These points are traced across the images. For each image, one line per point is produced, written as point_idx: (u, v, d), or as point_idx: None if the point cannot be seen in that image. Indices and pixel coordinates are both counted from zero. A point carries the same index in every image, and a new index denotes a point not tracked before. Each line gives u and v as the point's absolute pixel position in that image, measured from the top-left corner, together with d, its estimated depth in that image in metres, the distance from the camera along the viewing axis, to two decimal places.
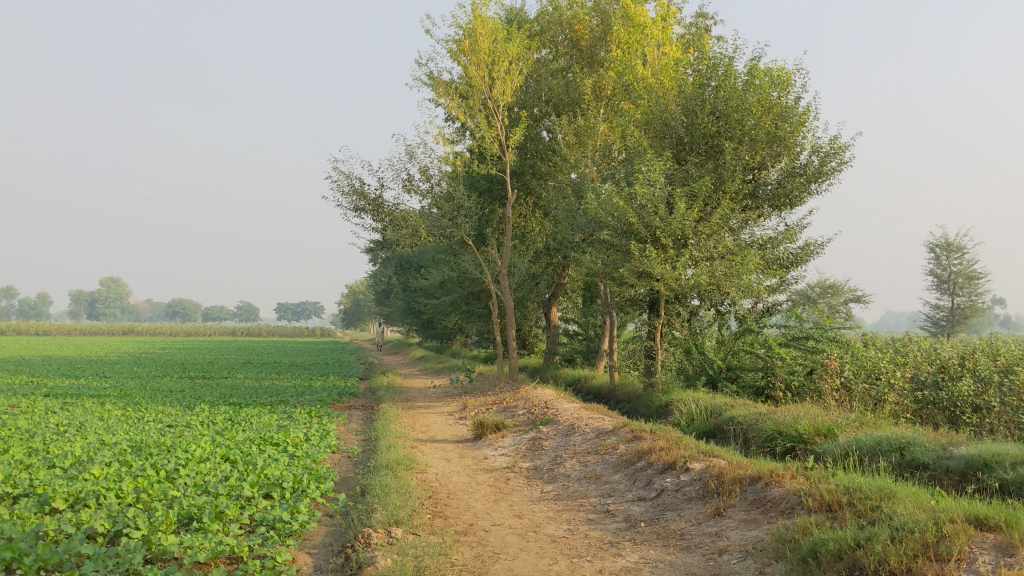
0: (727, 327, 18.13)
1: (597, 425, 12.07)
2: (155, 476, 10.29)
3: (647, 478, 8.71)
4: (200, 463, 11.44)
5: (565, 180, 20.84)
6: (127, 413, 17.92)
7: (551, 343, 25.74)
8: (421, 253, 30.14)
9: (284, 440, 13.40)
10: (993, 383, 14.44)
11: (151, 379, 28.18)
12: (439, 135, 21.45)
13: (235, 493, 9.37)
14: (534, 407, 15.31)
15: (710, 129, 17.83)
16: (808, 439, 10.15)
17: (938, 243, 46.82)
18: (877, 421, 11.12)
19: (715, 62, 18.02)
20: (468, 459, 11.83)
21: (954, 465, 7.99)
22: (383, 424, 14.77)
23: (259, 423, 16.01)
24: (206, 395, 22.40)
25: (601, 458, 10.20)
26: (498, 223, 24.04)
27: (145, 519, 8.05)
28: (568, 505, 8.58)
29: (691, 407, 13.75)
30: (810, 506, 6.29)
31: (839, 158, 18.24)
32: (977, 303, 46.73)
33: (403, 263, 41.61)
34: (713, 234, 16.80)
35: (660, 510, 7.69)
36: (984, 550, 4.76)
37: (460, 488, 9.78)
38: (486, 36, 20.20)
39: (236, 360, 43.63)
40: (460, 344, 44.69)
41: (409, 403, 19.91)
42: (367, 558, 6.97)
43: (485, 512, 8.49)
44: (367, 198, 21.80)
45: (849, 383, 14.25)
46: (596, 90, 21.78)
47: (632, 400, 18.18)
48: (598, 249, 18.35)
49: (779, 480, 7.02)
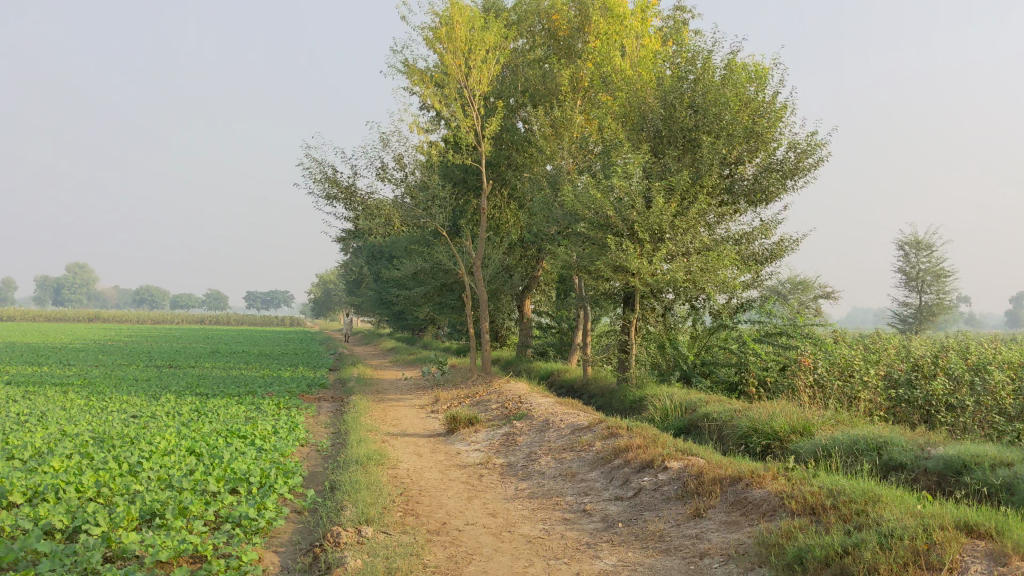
0: (702, 322, 18.38)
1: (572, 420, 11.90)
2: (117, 470, 9.99)
3: (623, 476, 8.55)
4: (164, 456, 11.14)
5: (541, 172, 20.69)
6: (90, 403, 17.51)
7: (525, 335, 25.64)
8: (394, 243, 29.84)
9: (251, 433, 13.11)
10: (966, 382, 14.44)
11: (117, 368, 27.69)
12: (414, 124, 21.09)
13: (200, 488, 9.11)
14: (507, 402, 15.13)
15: (688, 124, 17.65)
16: (784, 437, 10.02)
17: (907, 240, 47.21)
18: (854, 420, 11.04)
19: (694, 54, 17.89)
20: (440, 454, 11.61)
21: (932, 466, 7.89)
22: (353, 417, 14.52)
23: (226, 415, 15.70)
24: (172, 385, 22.00)
25: (577, 455, 10.01)
26: (472, 215, 23.70)
27: (105, 515, 7.78)
28: (544, 504, 8.39)
29: (667, 403, 13.59)
30: (792, 508, 6.14)
31: (816, 155, 18.18)
32: (944, 301, 47.10)
33: (375, 253, 41.31)
34: (689, 229, 16.66)
35: (638, 510, 7.52)
36: (975, 558, 4.63)
37: (433, 484, 9.56)
38: (462, 24, 19.89)
39: (204, 349, 43.11)
40: (433, 335, 44.47)
41: (379, 395, 19.66)
42: (336, 558, 6.74)
43: (458, 511, 8.28)
44: (340, 186, 21.29)
45: (822, 380, 14.16)
46: (573, 82, 21.65)
47: (606, 394, 18.03)
48: (574, 242, 18.15)
49: (760, 481, 6.87)
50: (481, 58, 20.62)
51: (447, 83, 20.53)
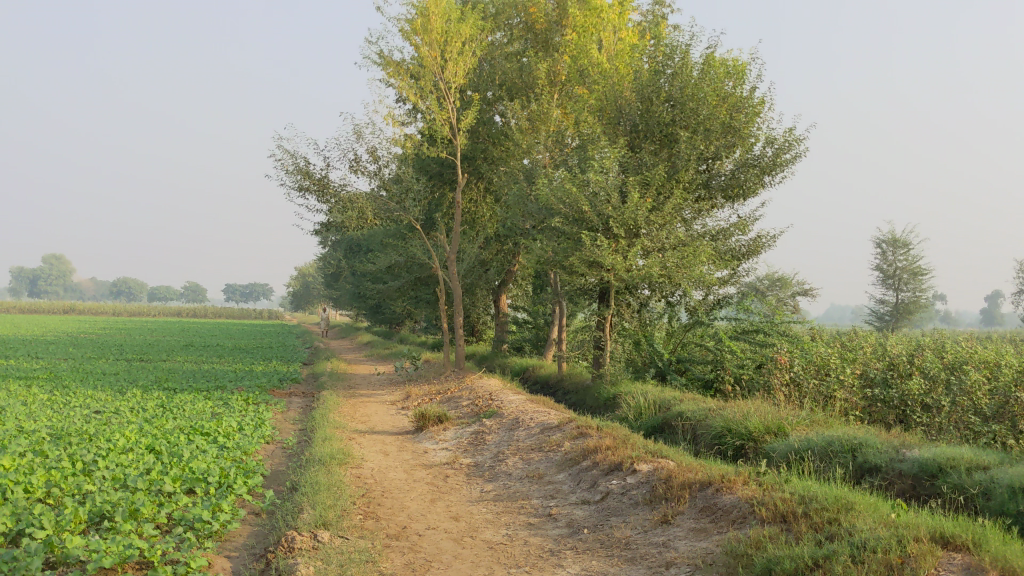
0: (678, 318, 17.93)
1: (542, 418, 11.65)
2: (70, 469, 9.63)
3: (591, 479, 8.30)
4: (121, 454, 10.78)
5: (517, 166, 20.33)
6: (53, 397, 17.10)
7: (501, 331, 25.43)
8: (370, 236, 29.56)
9: (215, 429, 12.76)
10: (941, 381, 14.27)
11: (85, 360, 27.20)
12: (389, 115, 20.75)
13: (155, 488, 8.79)
14: (478, 399, 14.86)
15: (665, 118, 17.45)
16: (758, 437, 9.81)
17: (885, 238, 47.29)
18: (828, 420, 10.83)
19: (671, 48, 17.56)
20: (407, 453, 11.33)
21: (907, 469, 7.68)
22: (321, 414, 14.20)
23: (192, 410, 15.33)
24: (141, 379, 21.59)
25: (545, 456, 9.77)
26: (447, 208, 23.47)
27: (51, 518, 7.45)
28: (508, 507, 8.14)
29: (640, 400, 13.36)
30: (763, 516, 5.90)
31: (793, 150, 17.98)
32: (919, 299, 47.23)
33: (352, 247, 41.02)
34: (665, 225, 16.40)
35: (605, 515, 7.28)
36: (951, 573, 4.42)
37: (396, 485, 9.27)
38: (438, 16, 19.48)
39: (177, 340, 42.59)
40: (410, 329, 44.17)
41: (350, 390, 19.38)
42: (288, 565, 6.43)
43: (419, 514, 8.01)
44: (312, 177, 20.81)
45: (799, 379, 14.01)
46: (551, 75, 21.40)
47: (581, 390, 17.78)
48: (549, 236, 17.89)
49: (730, 486, 6.64)
50: (457, 50, 20.32)
51: (422, 75, 20.15)
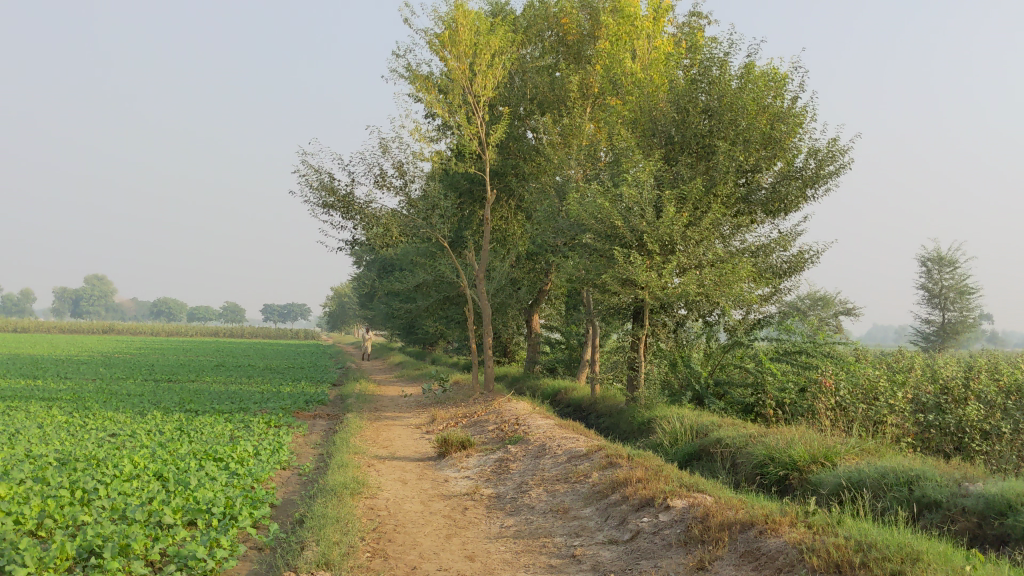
0: (716, 338, 17.19)
1: (570, 445, 10.95)
2: (67, 497, 9.06)
3: (621, 516, 7.58)
4: (125, 482, 10.20)
5: (549, 181, 19.66)
6: (71, 420, 16.64)
7: (534, 351, 24.71)
8: (403, 257, 29.10)
9: (229, 454, 12.15)
10: (999, 407, 13.36)
11: (113, 381, 26.89)
12: (417, 130, 20.26)
13: (153, 520, 8.18)
14: (504, 424, 14.12)
15: (702, 129, 16.73)
16: (803, 467, 9.04)
17: (930, 256, 45.96)
18: (880, 448, 10.00)
19: (707, 61, 16.89)
20: (426, 482, 10.65)
21: (971, 505, 6.86)
22: (341, 437, 13.58)
23: (210, 434, 14.74)
24: (164, 400, 21.17)
25: (572, 487, 9.06)
26: (477, 226, 22.97)
27: (33, 554, 6.82)
28: (529, 546, 7.45)
29: (675, 426, 12.57)
30: (814, 565, 5.16)
31: (838, 161, 17.22)
32: (966, 318, 45.85)
33: (387, 266, 40.81)
34: (702, 241, 15.69)
35: (634, 557, 6.56)
36: None
37: (411, 519, 8.61)
38: (467, 28, 19.02)
39: (208, 361, 42.25)
40: (444, 350, 43.67)
41: (376, 413, 18.79)
42: None
43: (432, 552, 7.33)
44: (336, 193, 20.23)
45: (845, 403, 13.16)
46: (583, 88, 20.75)
47: (614, 414, 17.00)
48: (580, 253, 17.21)
49: (776, 528, 5.90)
50: (487, 63, 19.74)
51: (451, 89, 19.62)
